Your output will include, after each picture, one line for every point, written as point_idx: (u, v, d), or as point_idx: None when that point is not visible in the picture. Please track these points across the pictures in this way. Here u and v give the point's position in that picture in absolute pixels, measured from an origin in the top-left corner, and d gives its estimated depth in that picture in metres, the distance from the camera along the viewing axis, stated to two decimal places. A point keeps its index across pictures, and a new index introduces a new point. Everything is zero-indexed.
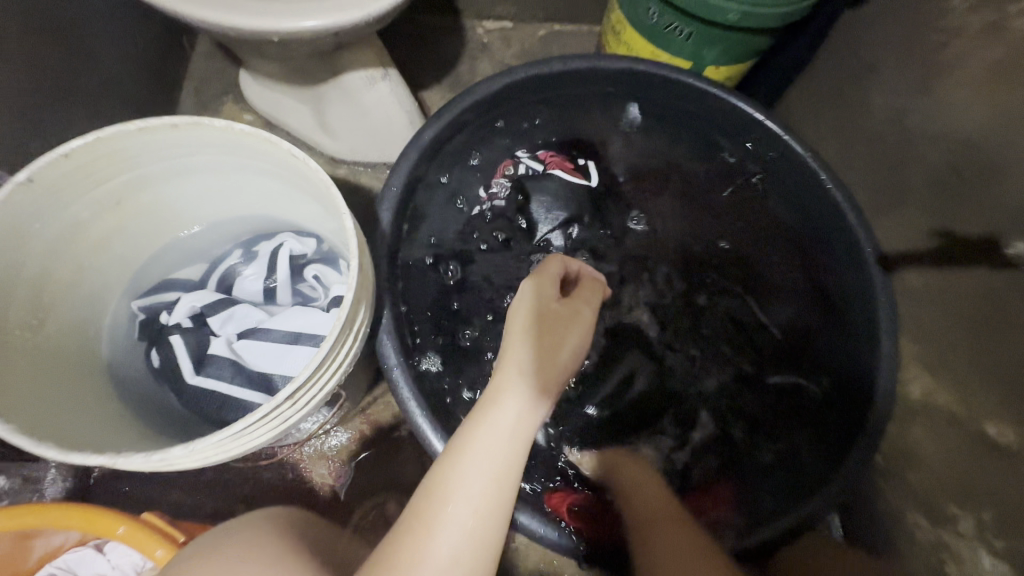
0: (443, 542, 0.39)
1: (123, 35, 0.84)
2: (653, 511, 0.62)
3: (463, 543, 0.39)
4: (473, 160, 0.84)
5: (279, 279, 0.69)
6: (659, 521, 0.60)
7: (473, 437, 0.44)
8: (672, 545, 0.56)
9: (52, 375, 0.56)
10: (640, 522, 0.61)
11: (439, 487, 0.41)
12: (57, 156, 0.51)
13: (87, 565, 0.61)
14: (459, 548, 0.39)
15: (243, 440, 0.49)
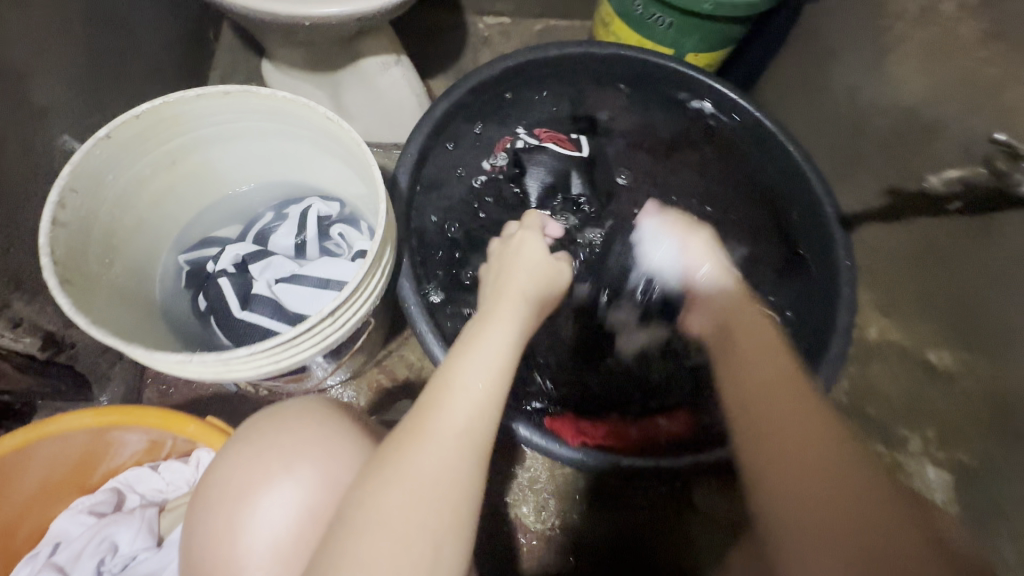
0: (454, 409, 0.47)
1: (162, 24, 0.93)
2: (768, 385, 0.53)
3: (472, 411, 0.47)
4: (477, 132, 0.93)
5: (308, 236, 0.77)
6: (780, 398, 0.52)
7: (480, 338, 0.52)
8: (792, 427, 0.49)
9: (120, 305, 0.65)
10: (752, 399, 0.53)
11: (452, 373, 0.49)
12: (131, 116, 0.60)
13: (143, 482, 0.67)
14: (469, 416, 0.47)
15: (291, 352, 0.59)
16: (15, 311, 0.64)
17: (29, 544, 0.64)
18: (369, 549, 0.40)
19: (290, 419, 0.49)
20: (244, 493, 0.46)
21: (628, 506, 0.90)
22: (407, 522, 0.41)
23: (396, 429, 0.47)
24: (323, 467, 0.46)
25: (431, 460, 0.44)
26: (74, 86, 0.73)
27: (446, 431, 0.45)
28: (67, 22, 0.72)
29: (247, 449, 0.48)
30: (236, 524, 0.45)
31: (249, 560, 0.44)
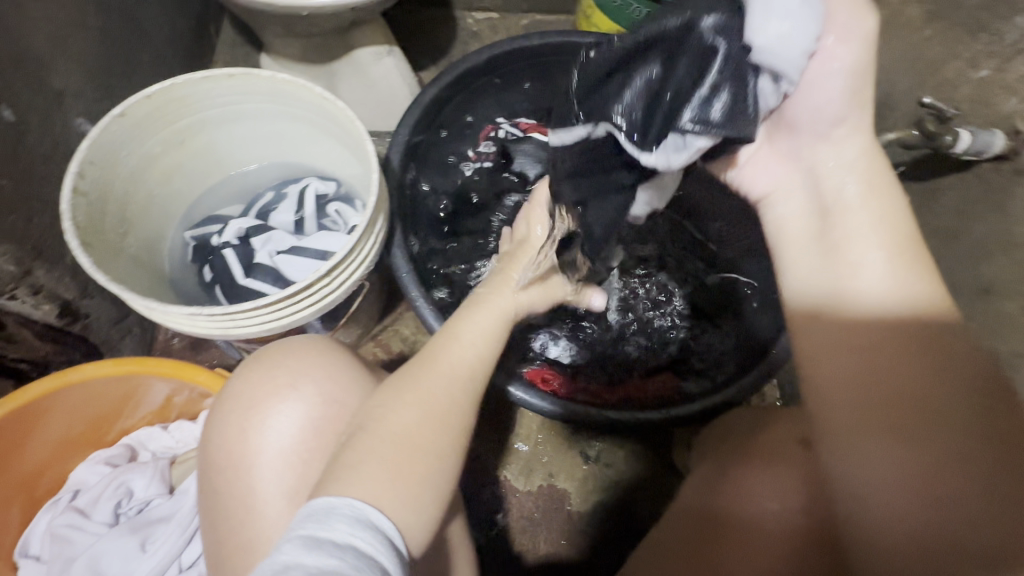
0: (458, 355, 0.53)
1: (166, 18, 0.98)
2: (879, 351, 0.46)
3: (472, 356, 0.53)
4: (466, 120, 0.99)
5: (306, 212, 0.83)
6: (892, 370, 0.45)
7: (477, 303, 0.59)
8: (898, 406, 0.43)
9: (132, 273, 0.70)
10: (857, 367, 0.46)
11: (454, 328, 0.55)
12: (143, 96, 0.65)
13: (154, 439, 0.72)
14: (473, 360, 0.53)
15: (292, 308, 0.65)
16: (37, 279, 0.69)
17: (49, 495, 0.69)
18: (385, 452, 0.44)
19: (297, 347, 0.54)
20: (255, 407, 0.51)
21: (614, 468, 0.95)
22: (418, 436, 0.46)
23: (403, 368, 0.51)
24: (323, 385, 0.52)
25: (442, 392, 0.49)
26: (88, 73, 0.79)
27: (453, 370, 0.51)
28: (81, 13, 0.77)
29: (256, 371, 0.53)
30: (248, 432, 0.50)
31: (259, 464, 0.49)
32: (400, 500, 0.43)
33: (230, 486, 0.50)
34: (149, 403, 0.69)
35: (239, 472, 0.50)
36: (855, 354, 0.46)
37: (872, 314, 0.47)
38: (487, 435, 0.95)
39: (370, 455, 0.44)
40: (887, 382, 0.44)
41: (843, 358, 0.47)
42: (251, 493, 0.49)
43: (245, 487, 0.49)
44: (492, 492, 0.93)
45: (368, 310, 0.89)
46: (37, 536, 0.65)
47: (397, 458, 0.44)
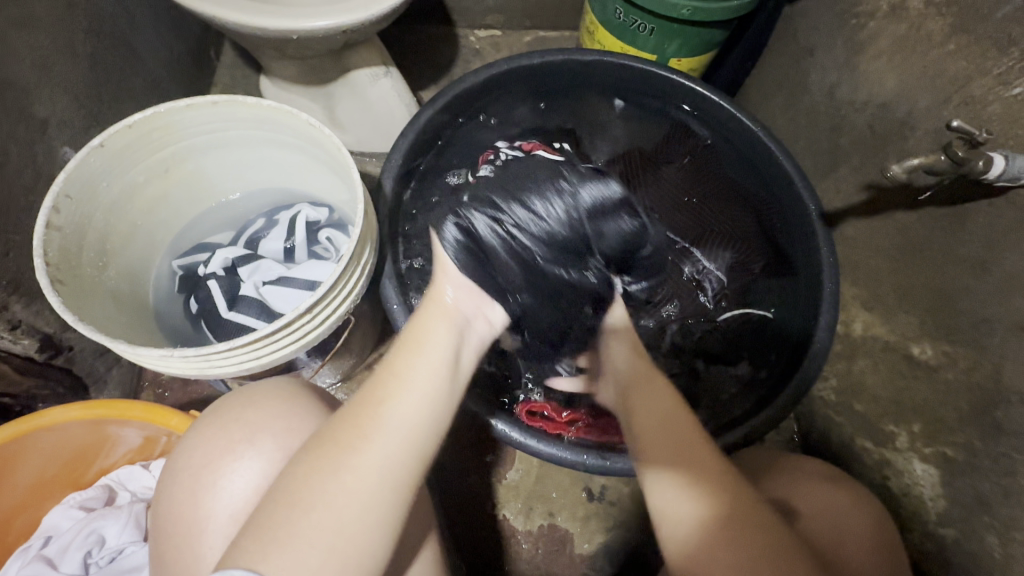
0: (397, 401, 0.47)
1: (161, 44, 0.97)
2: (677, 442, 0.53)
3: (415, 402, 0.47)
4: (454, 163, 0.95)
5: (296, 240, 0.79)
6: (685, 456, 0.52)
7: (420, 335, 0.53)
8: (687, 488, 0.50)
9: (112, 307, 0.68)
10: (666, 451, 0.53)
11: (394, 368, 0.50)
12: (123, 126, 0.64)
13: (134, 479, 0.68)
14: (414, 413, 0.47)
15: (270, 348, 0.61)
16: (15, 314, 0.67)
17: (21, 540, 0.66)
18: (300, 518, 0.40)
19: (256, 396, 0.52)
20: (207, 467, 0.48)
21: (617, 506, 0.90)
22: (339, 501, 0.41)
23: (337, 415, 0.46)
24: (283, 440, 0.49)
25: (371, 452, 0.44)
26: (75, 100, 0.77)
27: (389, 425, 0.45)
28: (69, 41, 0.76)
29: (210, 426, 0.50)
30: (199, 494, 0.48)
31: (210, 530, 0.46)
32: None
33: (179, 552, 0.47)
34: (126, 444, 0.67)
35: (189, 537, 0.47)
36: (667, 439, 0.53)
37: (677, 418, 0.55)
38: (483, 470, 0.91)
39: (285, 524, 0.40)
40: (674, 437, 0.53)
41: (643, 421, 0.56)
42: (202, 560, 0.46)
43: (192, 554, 0.46)
44: (489, 531, 0.88)
45: (360, 340, 0.86)
46: None
47: (316, 526, 0.40)
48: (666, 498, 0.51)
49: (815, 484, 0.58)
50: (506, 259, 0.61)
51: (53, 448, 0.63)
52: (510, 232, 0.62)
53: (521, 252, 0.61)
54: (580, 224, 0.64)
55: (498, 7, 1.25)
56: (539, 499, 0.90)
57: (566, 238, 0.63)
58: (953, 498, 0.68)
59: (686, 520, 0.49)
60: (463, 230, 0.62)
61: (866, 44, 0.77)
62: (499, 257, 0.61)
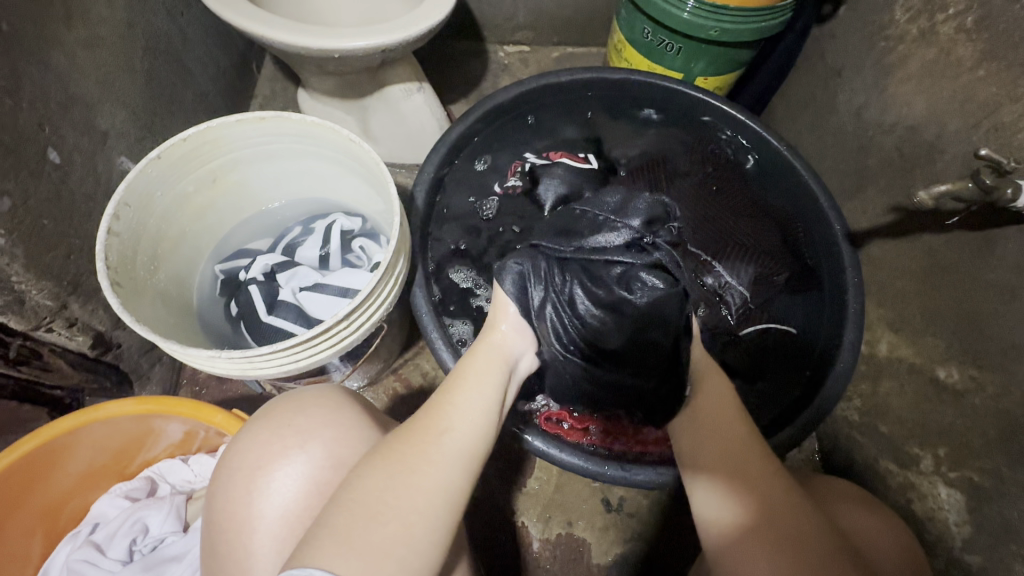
0: (450, 423, 0.50)
1: (209, 59, 1.03)
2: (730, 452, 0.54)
3: (465, 424, 0.51)
4: (481, 162, 0.96)
5: (332, 248, 0.83)
6: (740, 461, 0.53)
7: (466, 367, 0.58)
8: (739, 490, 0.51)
9: (161, 307, 0.73)
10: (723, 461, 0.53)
11: (453, 398, 0.53)
12: (179, 140, 0.68)
13: (174, 473, 0.72)
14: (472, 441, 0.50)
15: (309, 352, 0.64)
16: (72, 313, 0.71)
17: (71, 525, 0.70)
18: (360, 521, 0.42)
19: (306, 402, 0.55)
20: (260, 468, 0.51)
21: (635, 518, 0.90)
22: (399, 509, 0.43)
23: (394, 434, 0.50)
24: (332, 448, 0.52)
25: (436, 472, 0.46)
26: (132, 113, 0.83)
27: (450, 447, 0.49)
28: (128, 58, 0.81)
29: (264, 429, 0.53)
30: (252, 495, 0.50)
31: (262, 530, 0.49)
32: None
33: (231, 548, 0.50)
34: (171, 438, 0.71)
35: (240, 534, 0.50)
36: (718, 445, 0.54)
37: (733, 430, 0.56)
38: (504, 477, 0.92)
39: (345, 529, 0.41)
40: (733, 445, 0.54)
41: (709, 432, 0.56)
42: (251, 558, 0.49)
43: (244, 551, 0.49)
44: (508, 537, 0.89)
45: (389, 345, 0.89)
46: (54, 568, 0.65)
47: (376, 530, 0.42)
48: (712, 497, 0.52)
49: (850, 503, 0.58)
50: (568, 296, 0.64)
51: (104, 440, 0.67)
52: (559, 278, 0.65)
53: (583, 286, 0.64)
54: (640, 253, 0.64)
55: (528, 24, 1.28)
56: (558, 508, 0.91)
57: (625, 268, 0.63)
58: (979, 523, 0.68)
59: (735, 525, 0.50)
60: (526, 272, 0.67)
61: (895, 68, 0.78)
62: (556, 296, 0.65)
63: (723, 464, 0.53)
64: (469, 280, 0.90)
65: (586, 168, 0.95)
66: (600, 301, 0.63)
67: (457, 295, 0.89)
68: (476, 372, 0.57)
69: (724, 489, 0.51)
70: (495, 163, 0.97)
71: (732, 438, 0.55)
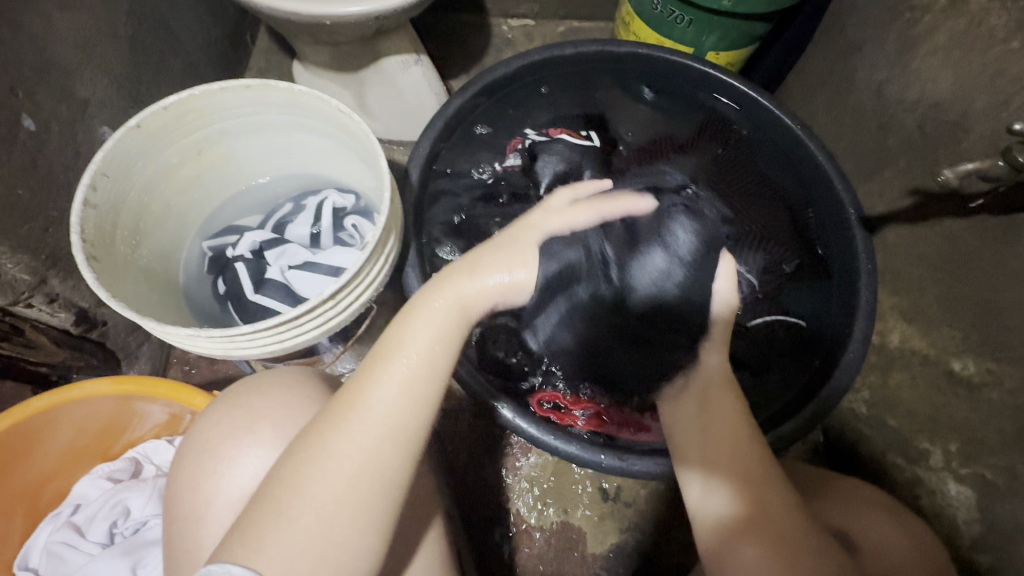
0: (378, 399, 0.44)
1: (199, 27, 0.98)
2: (738, 455, 0.51)
3: (396, 403, 0.45)
4: (482, 130, 0.92)
5: (323, 226, 0.80)
6: (744, 466, 0.51)
7: (408, 326, 0.49)
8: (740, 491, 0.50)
9: (143, 283, 0.70)
10: (725, 462, 0.51)
11: (379, 365, 0.46)
12: (159, 108, 0.65)
13: (159, 454, 0.70)
14: (404, 416, 0.44)
15: (294, 333, 0.61)
16: (52, 288, 0.69)
17: (53, 505, 0.69)
18: (277, 516, 0.40)
19: (267, 384, 0.53)
20: (210, 452, 0.50)
21: (633, 508, 0.88)
22: (315, 498, 0.41)
23: (325, 408, 0.45)
24: (282, 430, 0.50)
25: (351, 456, 0.42)
26: (115, 81, 0.79)
27: (373, 423, 0.44)
28: (111, 23, 0.77)
29: (216, 411, 0.52)
30: (201, 480, 0.49)
31: (211, 517, 0.48)
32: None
33: (179, 535, 0.49)
34: (154, 419, 0.69)
35: (188, 522, 0.48)
36: (730, 449, 0.52)
37: (741, 434, 0.53)
38: (499, 463, 0.90)
39: (262, 524, 0.40)
40: (732, 432, 0.53)
41: (714, 417, 0.55)
42: (198, 548, 0.47)
43: (194, 538, 0.48)
44: (501, 525, 0.88)
45: (382, 327, 0.86)
46: (35, 549, 0.64)
47: (293, 527, 0.40)
48: (710, 494, 0.51)
49: (864, 511, 0.56)
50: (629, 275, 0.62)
51: (82, 421, 0.65)
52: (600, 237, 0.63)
53: (631, 251, 0.61)
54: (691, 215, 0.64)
55: None
56: (554, 495, 0.89)
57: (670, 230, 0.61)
58: (990, 522, 0.65)
59: (719, 514, 0.50)
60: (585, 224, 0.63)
61: (920, 41, 0.73)
62: (603, 258, 0.62)
63: (717, 459, 0.52)
64: (457, 258, 0.87)
65: (588, 146, 0.91)
66: (651, 263, 0.61)
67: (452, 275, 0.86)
68: (415, 339, 0.48)
69: (714, 481, 0.51)
70: (495, 141, 0.94)
71: (738, 444, 0.52)
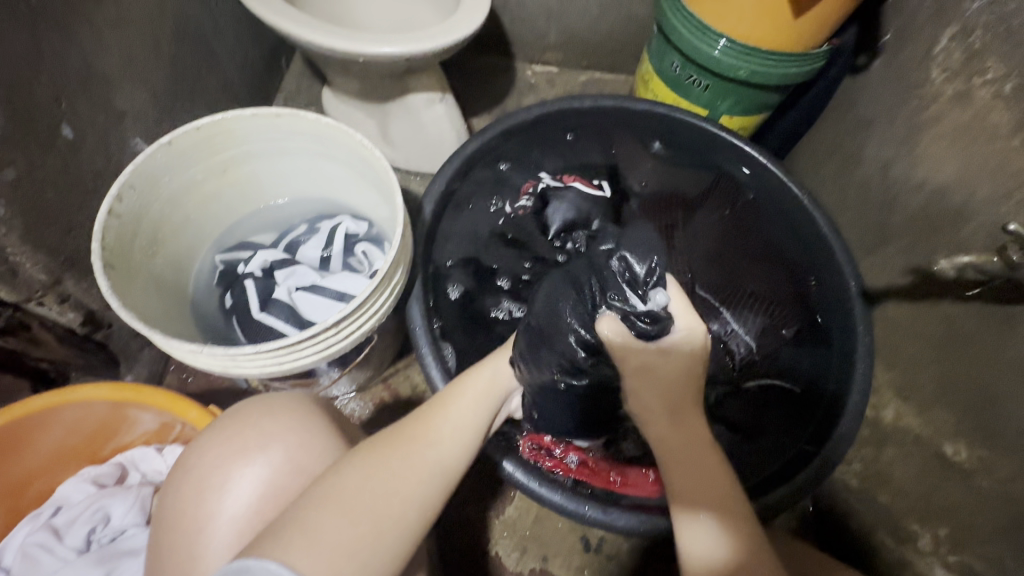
0: (437, 438, 0.51)
1: (237, 50, 1.03)
2: (720, 499, 0.52)
3: (449, 445, 0.51)
4: (503, 166, 0.95)
5: (334, 251, 0.82)
6: (727, 510, 0.51)
7: (459, 393, 0.58)
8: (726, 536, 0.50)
9: (153, 292, 0.72)
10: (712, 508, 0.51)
11: (433, 414, 0.54)
12: (192, 128, 0.68)
13: (146, 462, 0.70)
14: (452, 461, 0.51)
15: (293, 357, 0.62)
16: (65, 289, 0.71)
17: (35, 504, 0.69)
18: (332, 516, 0.42)
19: (274, 404, 0.54)
20: (218, 467, 0.50)
21: (614, 562, 0.87)
22: (371, 513, 0.44)
23: (380, 436, 0.51)
24: (293, 452, 0.51)
25: (412, 481, 0.47)
26: (152, 96, 0.83)
27: (432, 459, 0.49)
28: (156, 42, 0.82)
29: (228, 425, 0.52)
30: (205, 494, 0.50)
31: (211, 531, 0.48)
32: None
33: (176, 548, 0.49)
34: (146, 426, 0.69)
35: (187, 533, 0.49)
36: (713, 492, 0.52)
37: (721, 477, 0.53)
38: (483, 502, 0.89)
39: (312, 522, 0.41)
40: (712, 473, 0.53)
41: (685, 463, 0.53)
42: (195, 561, 0.47)
43: (190, 551, 0.48)
44: (479, 567, 0.86)
45: (381, 354, 0.87)
46: (10, 548, 0.64)
47: (345, 532, 0.42)
48: (701, 537, 0.51)
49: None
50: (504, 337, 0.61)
51: (75, 423, 0.65)
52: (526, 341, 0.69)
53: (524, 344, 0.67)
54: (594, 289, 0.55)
55: (557, 46, 1.28)
56: (535, 541, 0.88)
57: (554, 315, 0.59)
58: None
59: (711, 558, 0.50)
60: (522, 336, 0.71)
61: (926, 127, 0.76)
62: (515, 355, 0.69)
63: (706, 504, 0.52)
64: (462, 293, 0.89)
65: (599, 195, 0.93)
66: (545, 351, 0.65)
67: (456, 309, 0.88)
68: (465, 403, 0.56)
69: (704, 525, 0.51)
70: (510, 181, 0.96)
71: (718, 488, 0.52)
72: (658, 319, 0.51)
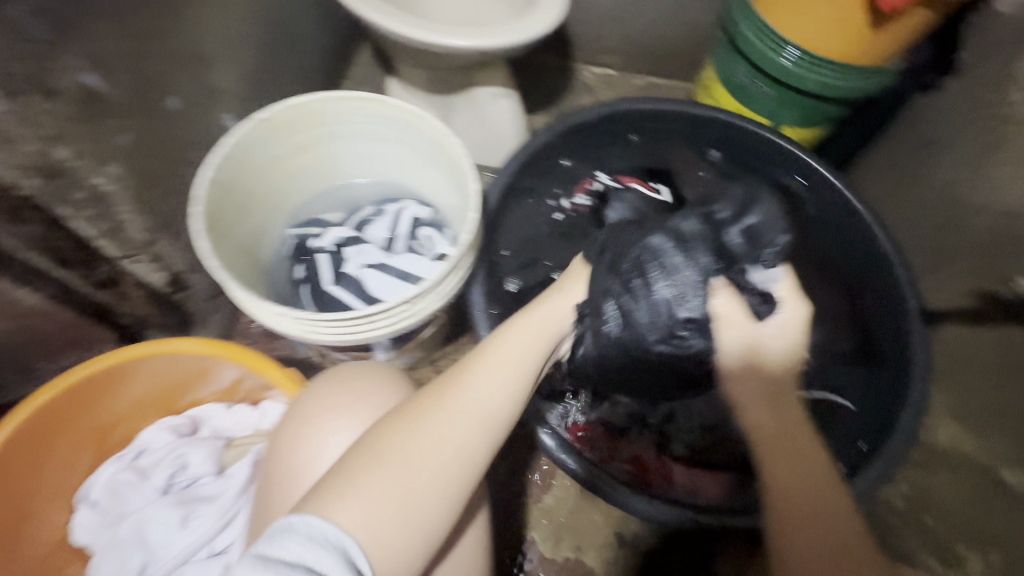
0: (479, 389, 0.52)
1: (315, 36, 1.08)
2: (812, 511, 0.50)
3: (490, 395, 0.52)
4: (563, 163, 0.97)
5: (400, 232, 0.85)
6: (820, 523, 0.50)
7: (504, 339, 0.56)
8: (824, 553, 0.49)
9: (236, 258, 0.76)
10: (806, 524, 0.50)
11: (477, 365, 0.54)
12: (285, 106, 0.72)
13: (217, 417, 0.75)
14: (493, 411, 0.51)
15: (367, 327, 0.66)
16: (158, 250, 0.76)
17: (118, 448, 0.74)
18: (375, 471, 0.46)
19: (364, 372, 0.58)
20: (312, 422, 0.55)
21: (647, 559, 0.88)
22: (413, 469, 0.47)
23: (425, 390, 0.52)
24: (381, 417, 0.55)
25: (450, 434, 0.49)
26: (243, 75, 0.88)
27: (471, 409, 0.50)
28: (249, 25, 0.87)
29: (321, 386, 0.57)
30: (302, 444, 0.55)
31: (308, 478, 0.53)
32: (377, 529, 0.44)
33: (277, 491, 0.55)
34: (223, 383, 0.74)
35: (284, 478, 0.54)
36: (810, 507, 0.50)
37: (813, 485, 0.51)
38: (522, 488, 0.92)
39: (357, 478, 0.45)
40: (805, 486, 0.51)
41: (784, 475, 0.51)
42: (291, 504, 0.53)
43: (287, 493, 0.53)
44: (515, 550, 0.89)
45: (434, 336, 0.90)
46: (96, 484, 0.69)
47: (389, 487, 0.45)
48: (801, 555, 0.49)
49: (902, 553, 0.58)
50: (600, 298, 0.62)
51: (161, 373, 0.70)
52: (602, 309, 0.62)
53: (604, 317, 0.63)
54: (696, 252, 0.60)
55: (619, 48, 1.29)
56: (570, 530, 0.90)
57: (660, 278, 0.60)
58: None
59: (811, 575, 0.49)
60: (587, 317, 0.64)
61: (997, 148, 0.74)
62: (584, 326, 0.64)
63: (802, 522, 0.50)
64: (518, 284, 0.91)
65: (657, 199, 0.95)
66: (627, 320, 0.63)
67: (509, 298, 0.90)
68: (508, 351, 0.55)
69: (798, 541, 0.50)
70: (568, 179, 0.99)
71: (813, 500, 0.50)
72: (769, 299, 0.57)
